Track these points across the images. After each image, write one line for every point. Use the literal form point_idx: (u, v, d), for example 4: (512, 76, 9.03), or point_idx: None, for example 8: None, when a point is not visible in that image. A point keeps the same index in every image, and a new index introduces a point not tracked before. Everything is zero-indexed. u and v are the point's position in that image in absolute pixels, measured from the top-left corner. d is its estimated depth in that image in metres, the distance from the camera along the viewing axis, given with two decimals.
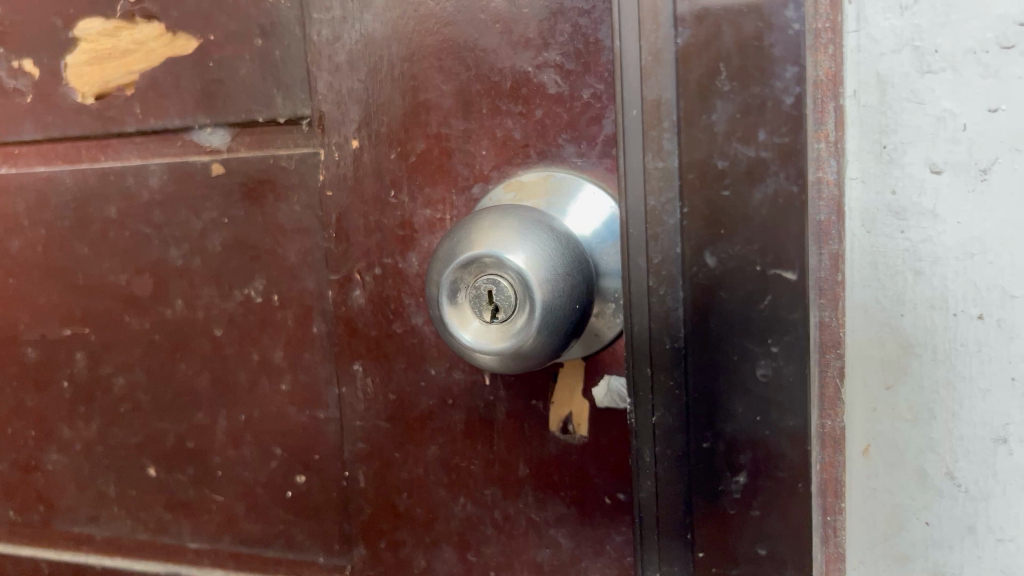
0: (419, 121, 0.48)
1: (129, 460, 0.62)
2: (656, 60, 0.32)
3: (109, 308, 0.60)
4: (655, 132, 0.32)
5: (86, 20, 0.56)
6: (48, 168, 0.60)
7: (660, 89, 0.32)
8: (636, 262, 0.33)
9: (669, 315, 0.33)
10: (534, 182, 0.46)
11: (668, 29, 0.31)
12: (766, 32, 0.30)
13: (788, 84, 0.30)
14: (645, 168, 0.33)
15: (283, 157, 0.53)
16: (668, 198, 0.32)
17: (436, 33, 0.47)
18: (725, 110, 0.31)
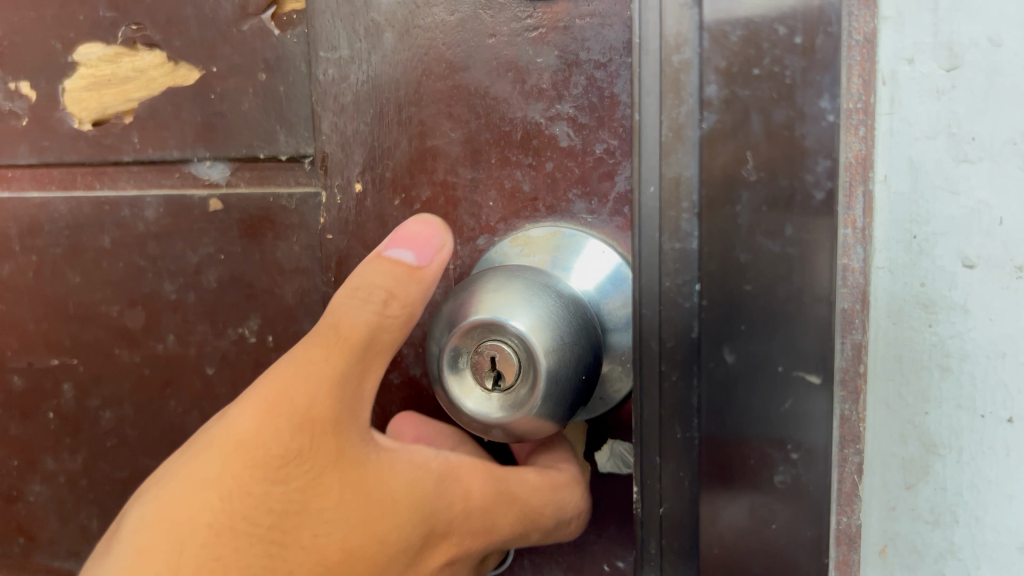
0: (425, 168, 0.47)
1: (113, 495, 0.60)
2: (677, 136, 0.30)
3: (100, 340, 0.58)
4: (674, 212, 0.31)
5: (87, 44, 0.54)
6: (41, 193, 0.58)
7: (681, 167, 0.30)
8: (649, 345, 0.32)
9: (681, 402, 0.31)
10: (541, 238, 0.44)
11: (692, 106, 0.30)
12: (798, 122, 0.29)
13: (819, 178, 0.29)
14: (664, 246, 0.31)
15: (283, 195, 0.51)
16: (685, 281, 0.31)
17: (446, 78, 0.45)
18: (751, 200, 0.29)
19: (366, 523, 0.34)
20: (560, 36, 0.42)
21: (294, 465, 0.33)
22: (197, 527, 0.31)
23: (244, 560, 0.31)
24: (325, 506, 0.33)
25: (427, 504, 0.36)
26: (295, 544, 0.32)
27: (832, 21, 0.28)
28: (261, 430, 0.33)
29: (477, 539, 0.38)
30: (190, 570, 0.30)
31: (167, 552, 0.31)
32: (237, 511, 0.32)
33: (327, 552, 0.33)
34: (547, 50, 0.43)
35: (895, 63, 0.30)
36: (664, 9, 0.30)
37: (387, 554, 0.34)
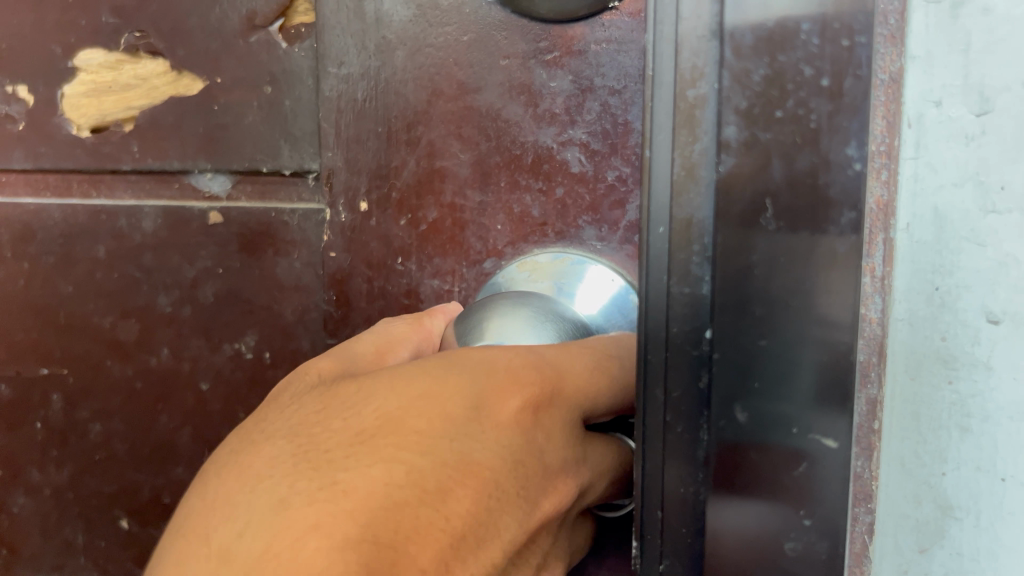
0: (433, 189, 0.46)
1: (100, 510, 0.58)
2: (690, 175, 0.29)
3: (90, 351, 0.57)
4: (684, 254, 0.29)
5: (87, 50, 0.53)
6: (36, 200, 0.57)
7: (693, 208, 0.29)
8: (653, 396, 0.30)
9: (688, 456, 0.30)
10: (550, 264, 0.44)
11: (707, 143, 0.28)
12: (822, 169, 0.28)
13: (843, 230, 0.28)
14: (672, 294, 0.29)
15: (286, 212, 0.51)
16: (693, 331, 0.29)
17: (457, 99, 0.45)
18: (769, 248, 0.28)
19: (400, 392, 0.32)
20: (575, 62, 0.42)
21: (309, 392, 0.34)
22: (219, 461, 0.32)
23: (271, 458, 0.30)
24: (348, 398, 0.32)
25: (456, 366, 0.34)
26: (326, 432, 0.31)
27: (861, 64, 0.28)
28: (275, 392, 0.35)
29: (547, 381, 0.34)
30: (217, 486, 0.30)
31: (199, 483, 0.31)
32: (257, 435, 0.32)
33: (362, 423, 0.31)
34: (560, 74, 0.43)
35: (922, 105, 0.30)
36: (679, 42, 0.28)
37: (436, 404, 0.32)
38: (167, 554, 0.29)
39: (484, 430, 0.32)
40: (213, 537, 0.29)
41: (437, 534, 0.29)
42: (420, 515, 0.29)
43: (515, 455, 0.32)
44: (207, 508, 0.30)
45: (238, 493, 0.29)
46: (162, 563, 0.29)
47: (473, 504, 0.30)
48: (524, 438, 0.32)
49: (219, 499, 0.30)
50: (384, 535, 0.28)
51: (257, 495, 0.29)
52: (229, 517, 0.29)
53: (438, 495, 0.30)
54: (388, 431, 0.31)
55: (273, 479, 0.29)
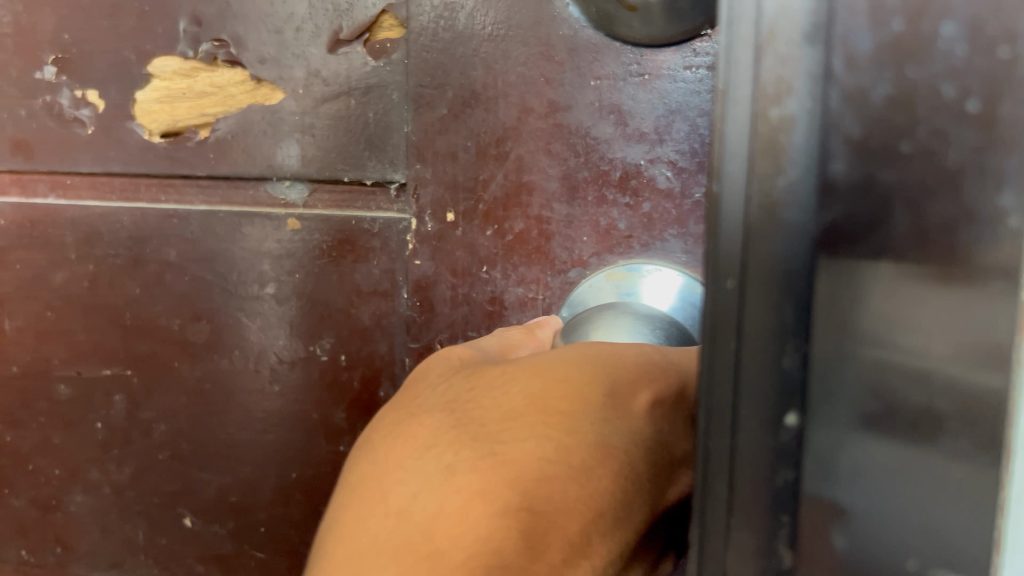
0: (520, 202, 0.48)
1: (163, 508, 0.59)
2: (770, 215, 0.21)
3: (157, 352, 0.58)
4: (760, 306, 0.22)
5: (162, 57, 0.55)
6: (102, 203, 0.58)
7: (775, 252, 0.22)
8: (715, 479, 0.23)
9: (755, 545, 0.23)
10: (623, 276, 0.47)
11: (795, 172, 0.21)
12: (963, 220, 0.20)
13: (988, 291, 0.19)
14: (744, 355, 0.22)
15: (281, 269, 0.54)
16: (770, 396, 0.22)
17: (546, 117, 0.47)
18: (879, 302, 0.21)
19: (542, 373, 0.34)
20: (665, 84, 0.45)
21: (455, 374, 0.36)
22: (385, 428, 0.35)
23: (430, 430, 0.33)
24: (495, 379, 0.34)
25: (592, 353, 0.35)
26: (476, 409, 0.34)
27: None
28: (425, 369, 0.38)
29: (674, 371, 0.34)
30: (388, 450, 0.34)
31: (372, 446, 0.35)
32: (416, 407, 0.35)
33: (511, 402, 0.33)
34: (650, 96, 0.45)
35: None
36: (761, 45, 0.21)
37: (575, 387, 0.33)
38: (350, 505, 0.34)
39: (620, 416, 0.33)
40: (388, 496, 0.33)
41: (581, 508, 0.31)
42: (568, 490, 0.31)
43: (650, 443, 0.33)
44: (378, 469, 0.34)
45: (407, 458, 0.33)
46: (347, 517, 0.34)
47: (613, 486, 0.31)
48: (659, 430, 0.33)
49: (390, 462, 0.34)
50: (539, 504, 0.31)
51: (422, 461, 0.33)
52: (402, 478, 0.33)
53: (584, 473, 0.31)
54: (534, 410, 0.32)
55: (436, 448, 0.33)
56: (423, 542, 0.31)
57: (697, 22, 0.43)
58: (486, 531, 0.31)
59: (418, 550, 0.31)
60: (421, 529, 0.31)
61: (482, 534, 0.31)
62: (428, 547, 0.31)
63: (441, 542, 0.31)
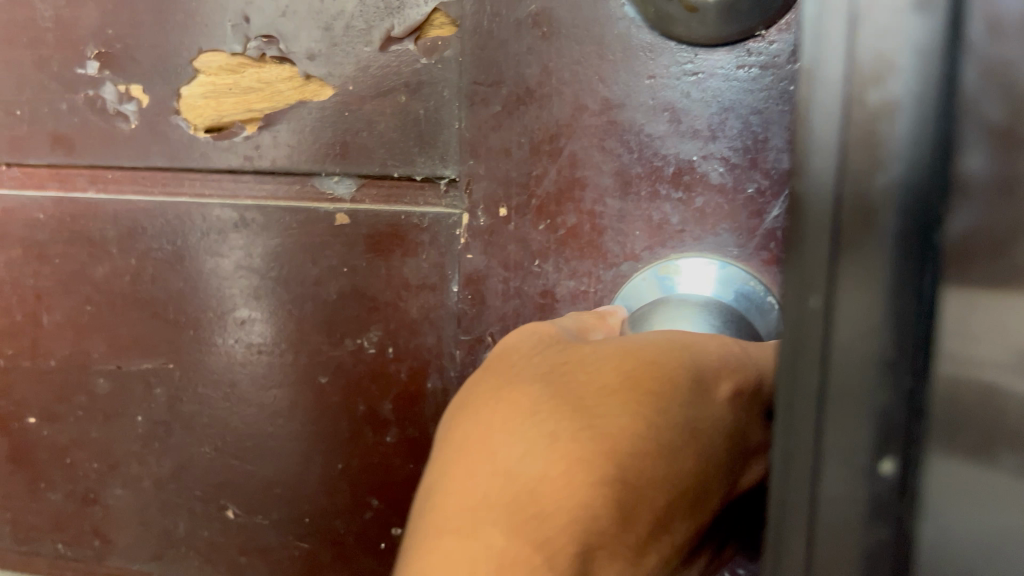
0: (572, 197, 0.49)
1: (205, 500, 0.60)
2: (864, 213, 0.20)
3: (202, 346, 0.58)
4: (853, 312, 0.21)
5: (208, 52, 0.55)
6: (144, 197, 0.58)
7: (874, 251, 0.20)
8: (797, 494, 0.22)
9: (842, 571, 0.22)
10: (672, 270, 0.48)
11: (897, 166, 0.20)
12: None
13: None
14: (832, 369, 0.21)
15: (257, 280, 0.57)
16: (865, 409, 0.21)
17: (600, 114, 0.48)
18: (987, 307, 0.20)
19: (633, 354, 0.35)
20: (718, 83, 0.46)
21: (543, 351, 0.37)
22: (482, 393, 0.36)
23: (531, 397, 0.34)
24: (588, 357, 0.35)
25: (678, 340, 0.36)
26: (572, 383, 0.34)
27: None
28: (510, 345, 0.39)
29: (752, 364, 0.36)
30: (489, 413, 0.34)
31: (468, 410, 0.35)
32: (511, 376, 0.36)
33: (606, 379, 0.34)
34: (704, 94, 0.47)
35: None
36: (855, 15, 0.20)
37: (666, 370, 0.34)
38: (446, 467, 0.34)
39: (705, 403, 0.34)
40: (494, 456, 0.33)
41: (669, 485, 0.32)
42: (658, 469, 0.32)
43: (731, 432, 0.34)
44: (476, 432, 0.34)
45: (510, 422, 0.33)
46: (448, 475, 0.34)
47: (697, 468, 0.33)
48: (738, 419, 0.34)
49: (493, 424, 0.34)
50: (634, 479, 0.32)
51: (526, 426, 0.33)
52: (502, 442, 0.33)
53: (674, 452, 0.32)
54: (630, 387, 0.33)
55: (539, 415, 0.33)
56: (528, 506, 0.32)
57: (750, 23, 0.44)
58: (587, 500, 0.31)
59: (525, 512, 0.31)
60: (526, 489, 0.32)
61: (585, 501, 0.31)
62: (534, 510, 0.31)
63: (546, 505, 0.31)
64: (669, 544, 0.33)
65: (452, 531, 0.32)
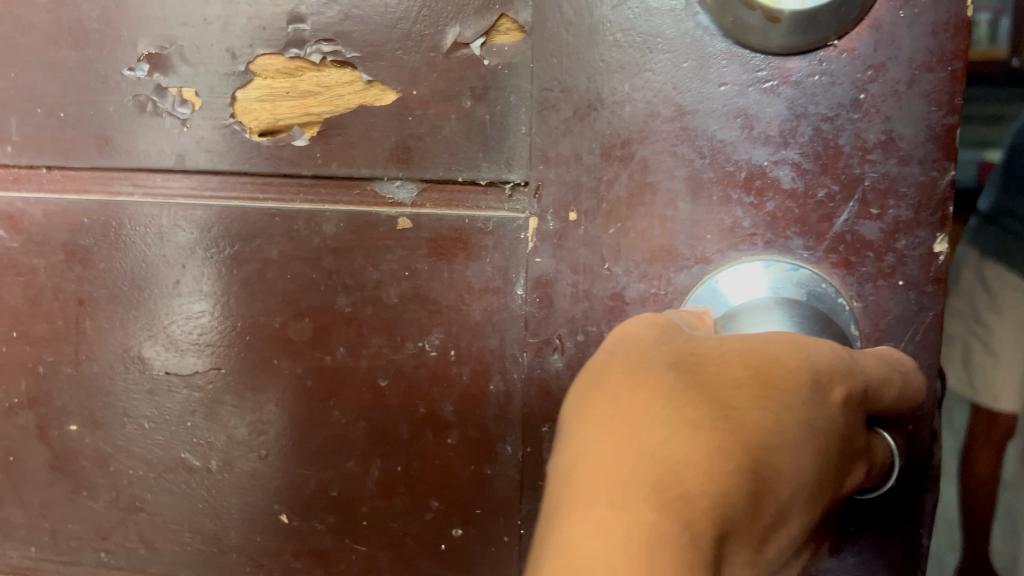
0: (644, 201, 0.50)
1: (259, 505, 0.59)
2: None
3: (257, 350, 0.58)
4: None
5: (266, 56, 0.55)
6: (196, 201, 0.57)
7: None
8: None
9: None
10: (738, 272, 0.49)
11: None
12: None
13: None
14: None
15: (187, 278, 0.58)
16: None
17: (673, 120, 0.49)
18: None
19: (759, 351, 0.35)
20: (790, 90, 0.48)
21: (666, 343, 0.36)
22: (612, 378, 0.34)
23: (670, 385, 0.33)
24: (715, 351, 0.35)
25: (794, 340, 0.36)
26: (705, 376, 0.34)
27: None
28: (626, 332, 0.38)
29: (854, 372, 0.37)
30: (628, 397, 0.33)
31: (599, 394, 0.34)
32: (641, 362, 0.35)
33: (736, 374, 0.34)
34: (777, 100, 0.48)
35: None
36: None
37: (790, 371, 0.34)
38: (583, 444, 0.32)
39: (821, 405, 0.34)
40: (639, 438, 0.31)
41: (787, 483, 0.32)
42: (781, 462, 0.32)
43: (838, 434, 0.35)
44: (616, 414, 0.32)
45: (652, 407, 0.32)
46: (587, 454, 0.32)
47: (812, 468, 0.33)
48: (844, 423, 0.35)
49: (634, 407, 0.32)
50: (764, 470, 0.31)
51: (669, 412, 0.32)
52: (643, 424, 0.32)
53: (796, 450, 0.32)
54: (757, 382, 0.33)
55: (681, 402, 0.32)
56: (670, 486, 0.29)
57: (823, 35, 0.46)
58: (727, 486, 0.30)
59: (668, 491, 0.29)
60: (671, 470, 0.30)
61: (725, 487, 0.30)
62: (676, 490, 0.29)
63: (689, 487, 0.29)
64: (768, 547, 0.32)
65: (589, 508, 0.30)
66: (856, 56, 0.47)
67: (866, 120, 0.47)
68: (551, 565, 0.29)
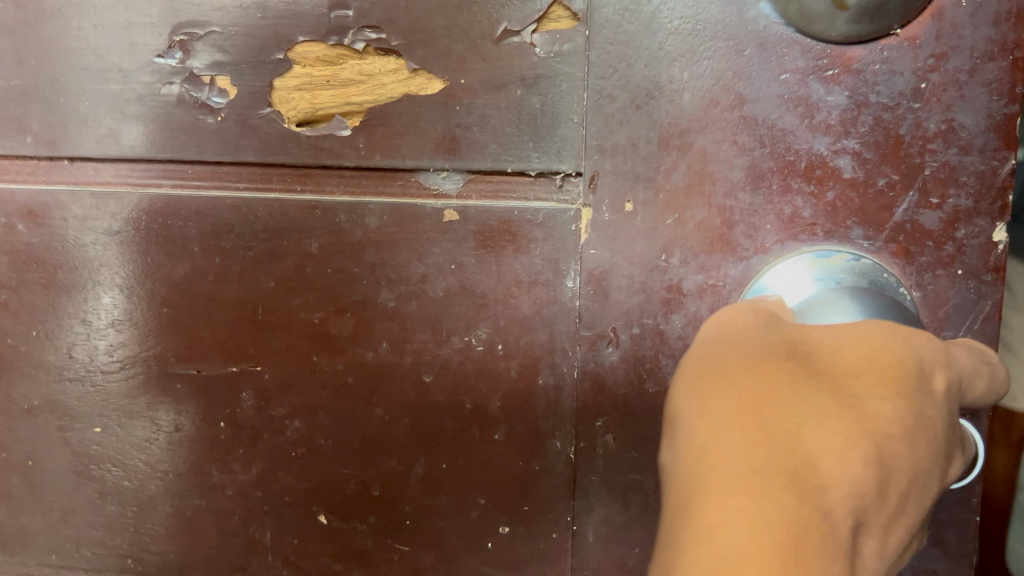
0: (702, 191, 0.50)
1: (297, 506, 0.58)
2: None
3: (294, 346, 0.56)
4: None
5: (306, 43, 0.53)
6: (229, 193, 0.55)
7: None
8: None
9: None
10: (797, 263, 0.49)
11: None
12: None
13: None
14: None
15: (159, 276, 0.57)
16: None
17: (733, 109, 0.49)
18: None
19: (872, 342, 0.34)
20: (852, 79, 0.48)
21: (775, 336, 0.36)
22: (730, 370, 0.34)
23: (791, 375, 0.32)
24: (828, 344, 0.35)
25: (901, 332, 0.36)
26: (823, 368, 0.33)
27: None
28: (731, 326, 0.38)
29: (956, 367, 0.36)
30: (751, 387, 0.32)
31: (719, 386, 0.33)
32: (755, 355, 0.34)
33: (854, 364, 0.33)
34: (838, 89, 0.48)
35: None
36: None
37: (906, 361, 0.34)
38: (707, 434, 0.32)
39: (935, 397, 0.34)
40: (769, 426, 0.30)
41: (912, 476, 0.31)
42: (906, 453, 0.31)
43: (949, 428, 0.34)
44: (740, 405, 0.32)
45: (778, 398, 0.31)
46: (714, 443, 0.31)
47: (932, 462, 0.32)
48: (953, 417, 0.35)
49: (758, 397, 0.32)
50: (892, 460, 0.30)
51: (796, 401, 0.31)
52: (772, 412, 0.31)
53: (919, 443, 0.32)
54: (872, 370, 0.33)
55: (806, 392, 0.31)
56: (804, 474, 0.29)
57: (888, 23, 0.46)
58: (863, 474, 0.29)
59: (805, 477, 0.28)
60: (806, 458, 0.29)
61: (857, 477, 0.29)
62: (811, 476, 0.29)
63: (823, 474, 0.29)
64: (897, 539, 0.31)
65: (721, 494, 0.29)
66: (917, 45, 0.47)
67: (927, 109, 0.47)
68: (686, 553, 0.28)
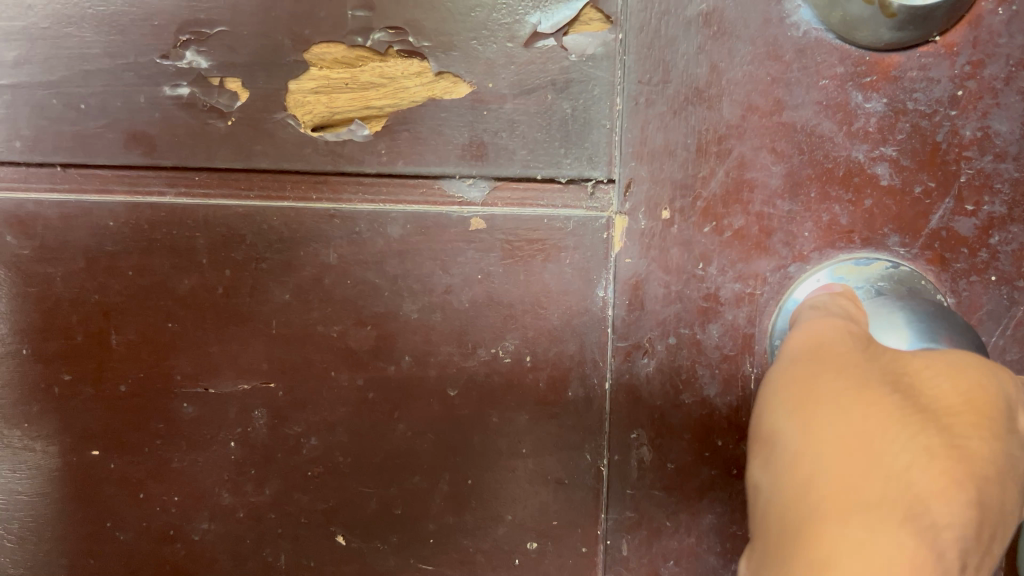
0: (741, 199, 0.49)
1: (314, 526, 0.54)
2: None
3: (310, 361, 0.53)
4: None
5: (323, 44, 0.51)
6: (239, 202, 0.53)
7: None
8: None
9: None
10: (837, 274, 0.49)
11: None
12: None
13: None
14: None
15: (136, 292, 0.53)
16: None
17: (773, 116, 0.49)
18: None
19: (965, 375, 0.35)
20: (889, 87, 0.48)
21: (868, 362, 0.37)
22: (833, 398, 0.35)
23: (897, 409, 0.33)
24: (925, 376, 0.35)
25: (987, 364, 0.36)
26: (924, 402, 0.34)
27: None
28: (824, 343, 0.38)
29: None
30: (858, 421, 0.33)
31: (824, 416, 0.34)
32: (856, 384, 0.35)
33: (953, 401, 0.34)
34: (876, 96, 0.48)
35: None
36: None
37: (999, 399, 0.34)
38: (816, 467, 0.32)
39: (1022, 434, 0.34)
40: (882, 463, 0.31)
41: (1009, 515, 0.32)
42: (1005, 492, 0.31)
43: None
44: (848, 440, 0.33)
45: (886, 434, 0.32)
46: (824, 476, 0.32)
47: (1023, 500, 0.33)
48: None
49: (867, 433, 0.33)
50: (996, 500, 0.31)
51: (905, 438, 0.32)
52: (883, 449, 0.32)
53: (1014, 483, 0.32)
54: (971, 409, 0.33)
55: (913, 427, 0.32)
56: (918, 514, 0.29)
57: (930, 32, 0.47)
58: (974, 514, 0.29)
59: (919, 516, 0.29)
60: (919, 497, 0.29)
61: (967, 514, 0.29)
62: (926, 518, 0.29)
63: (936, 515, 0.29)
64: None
65: (838, 531, 0.29)
66: (953, 53, 0.48)
67: (964, 117, 0.48)
68: None
